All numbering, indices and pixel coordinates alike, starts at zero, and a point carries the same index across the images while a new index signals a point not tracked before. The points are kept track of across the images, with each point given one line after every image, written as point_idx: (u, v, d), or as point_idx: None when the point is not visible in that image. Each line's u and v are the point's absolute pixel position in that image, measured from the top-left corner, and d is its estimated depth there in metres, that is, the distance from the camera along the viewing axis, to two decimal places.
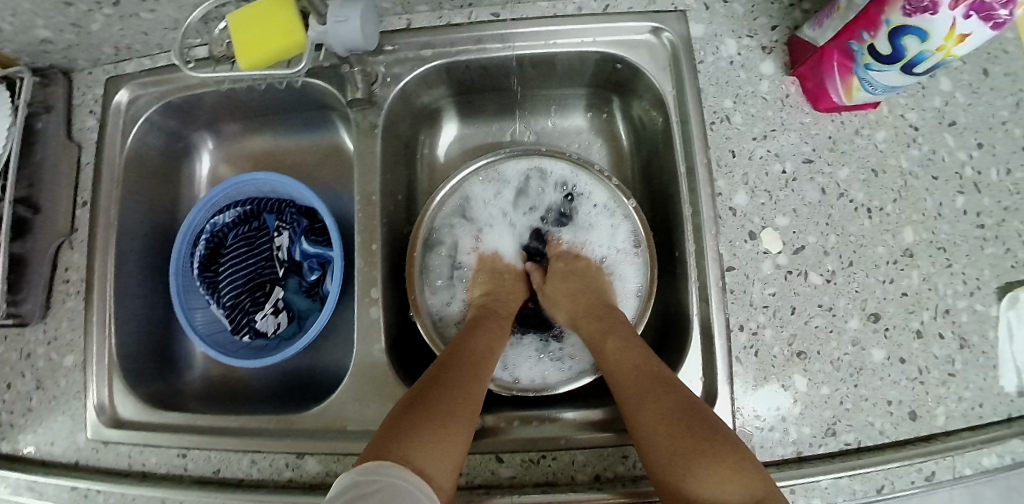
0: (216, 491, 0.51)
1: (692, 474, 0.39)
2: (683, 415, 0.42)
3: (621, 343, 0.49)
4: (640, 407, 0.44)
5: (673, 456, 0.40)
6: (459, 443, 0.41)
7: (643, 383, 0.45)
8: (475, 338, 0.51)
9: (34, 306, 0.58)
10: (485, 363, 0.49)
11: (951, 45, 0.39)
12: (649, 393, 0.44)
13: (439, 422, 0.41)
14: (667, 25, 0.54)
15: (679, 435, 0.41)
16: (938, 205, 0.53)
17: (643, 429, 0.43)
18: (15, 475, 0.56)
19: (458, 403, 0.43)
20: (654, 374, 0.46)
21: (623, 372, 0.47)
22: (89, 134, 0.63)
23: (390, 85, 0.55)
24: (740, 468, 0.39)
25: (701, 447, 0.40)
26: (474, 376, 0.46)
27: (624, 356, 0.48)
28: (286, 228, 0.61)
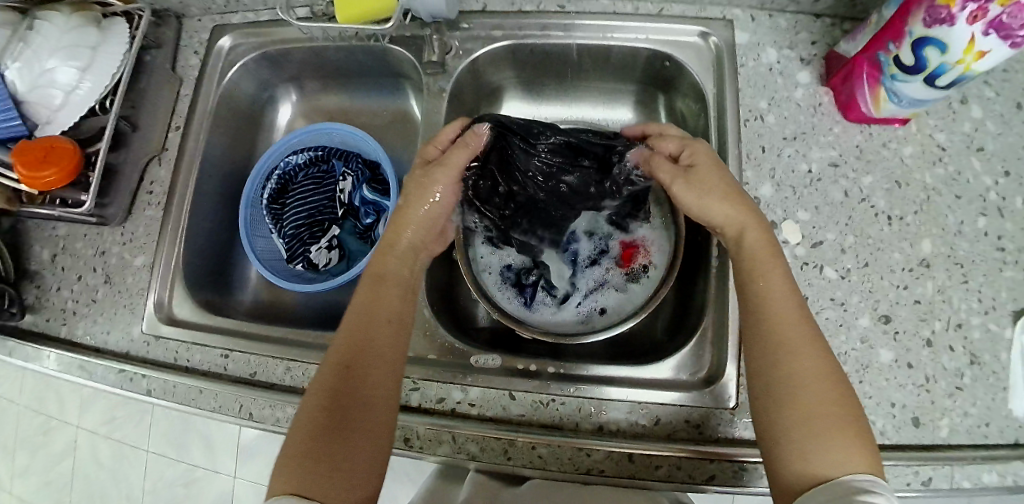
0: (249, 388, 0.56)
1: (818, 446, 0.38)
2: (834, 377, 0.41)
3: (785, 281, 0.46)
4: (806, 357, 0.41)
5: (802, 428, 0.39)
6: (375, 437, 0.43)
7: (799, 334, 0.42)
8: (380, 309, 0.49)
9: (117, 210, 0.65)
10: (384, 334, 0.48)
11: (970, 58, 0.42)
12: (807, 343, 0.42)
13: (350, 432, 0.42)
14: (715, 30, 0.59)
15: (835, 400, 0.40)
16: (958, 223, 0.55)
17: (790, 383, 0.41)
18: (74, 354, 0.62)
19: (359, 410, 0.43)
20: (812, 327, 0.43)
21: (779, 312, 0.44)
22: (191, 70, 0.71)
23: (460, 57, 0.62)
24: (865, 444, 0.38)
25: (849, 423, 0.39)
26: (376, 355, 0.46)
27: (783, 298, 0.44)
28: (350, 175, 0.68)
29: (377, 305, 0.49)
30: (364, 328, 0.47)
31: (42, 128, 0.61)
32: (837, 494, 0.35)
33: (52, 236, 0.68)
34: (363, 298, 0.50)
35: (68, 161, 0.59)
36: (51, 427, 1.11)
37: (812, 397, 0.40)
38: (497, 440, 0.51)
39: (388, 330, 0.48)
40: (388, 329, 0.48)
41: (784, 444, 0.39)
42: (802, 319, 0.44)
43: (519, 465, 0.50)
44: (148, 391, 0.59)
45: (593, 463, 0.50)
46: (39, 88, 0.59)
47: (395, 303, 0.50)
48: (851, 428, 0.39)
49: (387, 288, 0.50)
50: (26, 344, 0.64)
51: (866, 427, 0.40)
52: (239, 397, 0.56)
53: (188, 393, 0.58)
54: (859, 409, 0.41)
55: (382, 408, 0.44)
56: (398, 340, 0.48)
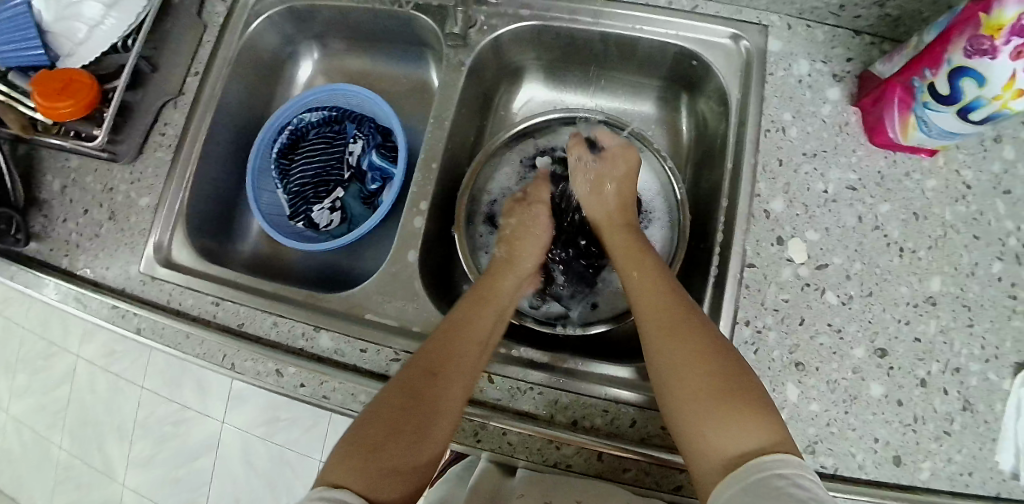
0: (234, 339, 0.57)
1: (706, 425, 0.41)
2: (713, 358, 0.43)
3: (660, 278, 0.51)
4: (660, 346, 0.46)
5: (704, 396, 0.42)
6: (428, 448, 0.43)
7: (661, 322, 0.47)
8: (472, 326, 0.50)
9: (129, 148, 0.66)
10: (468, 354, 0.48)
11: (1009, 96, 0.40)
12: (678, 322, 0.46)
13: (419, 439, 0.43)
14: (747, 34, 0.57)
15: (715, 383, 0.42)
16: (972, 265, 0.53)
17: (669, 375, 0.44)
18: (73, 285, 0.63)
19: (429, 424, 0.43)
20: (682, 307, 0.47)
21: (650, 310, 0.49)
22: (216, 17, 0.70)
23: (485, 33, 0.61)
24: (756, 418, 0.40)
25: (727, 393, 0.41)
26: (457, 373, 0.47)
27: (650, 281, 0.51)
28: (361, 138, 0.68)
29: (470, 323, 0.50)
30: (457, 342, 0.49)
31: (64, 59, 0.62)
32: (749, 481, 0.36)
33: (64, 167, 0.69)
34: (464, 313, 0.51)
35: (84, 95, 0.59)
36: (53, 353, 1.14)
37: (689, 385, 0.43)
38: (469, 421, 0.51)
39: (476, 351, 0.49)
40: (478, 351, 0.49)
41: (683, 425, 0.42)
42: (664, 306, 0.48)
43: (488, 448, 0.51)
44: (138, 330, 0.60)
45: (562, 457, 0.50)
46: (64, 20, 0.61)
47: (488, 325, 0.51)
48: (730, 399, 0.41)
49: (480, 311, 0.52)
50: (29, 270, 0.65)
51: (768, 402, 0.41)
52: (224, 347, 0.57)
53: (176, 336, 0.59)
54: (747, 379, 0.42)
55: (445, 424, 0.44)
56: (477, 364, 0.48)
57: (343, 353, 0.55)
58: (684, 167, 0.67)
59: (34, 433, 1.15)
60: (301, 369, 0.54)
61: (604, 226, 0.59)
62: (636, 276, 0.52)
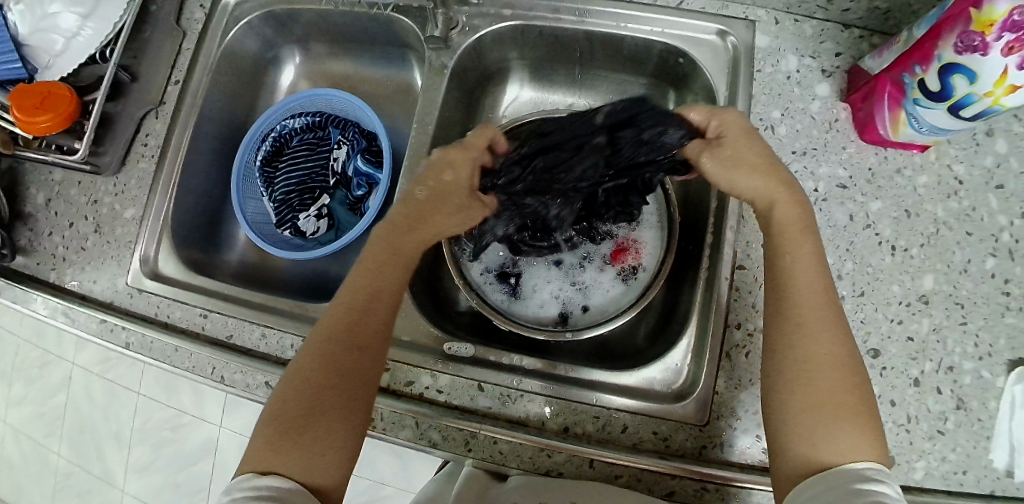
0: (223, 352, 0.57)
1: (828, 426, 0.38)
2: (847, 369, 0.40)
3: (816, 257, 0.43)
4: (806, 344, 0.40)
5: (824, 407, 0.38)
6: (352, 423, 0.42)
7: (824, 323, 0.41)
8: (372, 283, 0.46)
9: (111, 160, 0.65)
10: (372, 315, 0.45)
11: (1000, 92, 0.39)
12: (828, 328, 0.41)
13: (344, 404, 0.42)
14: (734, 30, 0.56)
15: (842, 389, 0.39)
16: (965, 261, 0.52)
17: (801, 371, 0.40)
18: (60, 300, 0.63)
19: (352, 385, 0.42)
20: (836, 312, 0.41)
21: (805, 293, 0.42)
22: (195, 24, 0.68)
23: (467, 33, 0.60)
24: (863, 431, 0.38)
25: (857, 409, 0.38)
26: (366, 339, 0.44)
27: (809, 270, 0.42)
28: (345, 144, 0.68)
29: (380, 267, 0.46)
30: (369, 293, 0.45)
31: (42, 72, 0.61)
32: (843, 483, 0.35)
33: (48, 180, 0.68)
34: (375, 254, 0.47)
35: (64, 107, 0.59)
36: (49, 361, 1.14)
37: (813, 392, 0.39)
38: (459, 431, 0.51)
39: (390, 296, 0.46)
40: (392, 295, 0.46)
41: (800, 420, 0.39)
42: (826, 309, 0.41)
43: (479, 458, 0.50)
44: (127, 344, 0.60)
45: (553, 464, 0.50)
46: (40, 31, 0.60)
47: (404, 265, 0.47)
48: (853, 409, 0.38)
49: (397, 247, 0.47)
50: (16, 286, 0.65)
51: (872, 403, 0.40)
52: (213, 360, 0.56)
53: (165, 350, 0.58)
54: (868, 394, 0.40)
55: (364, 396, 0.43)
56: (384, 324, 0.46)
57: None
58: None
59: (32, 441, 1.15)
60: None
61: (760, 204, 0.45)
62: (804, 254, 0.43)
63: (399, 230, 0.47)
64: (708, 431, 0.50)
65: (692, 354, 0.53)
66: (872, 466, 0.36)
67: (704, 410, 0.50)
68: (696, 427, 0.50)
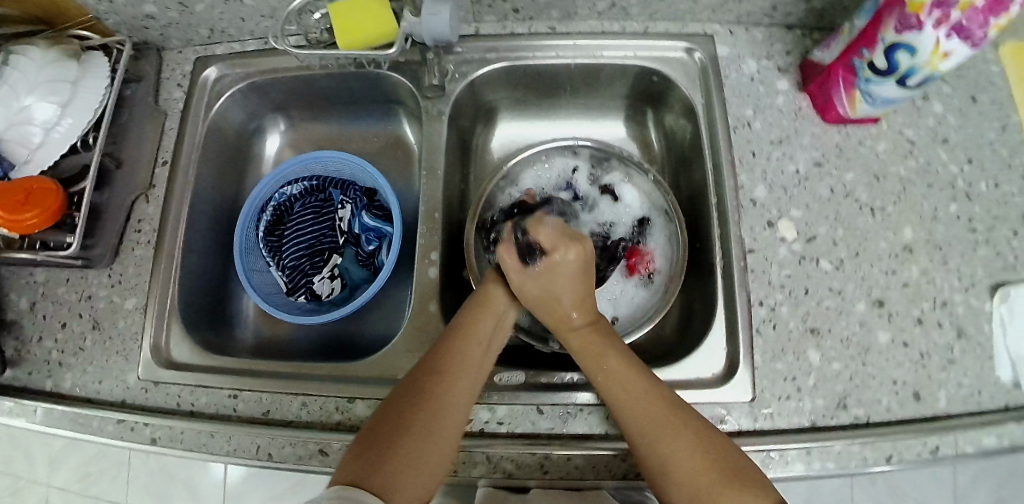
0: (265, 427, 0.54)
1: (723, 500, 0.39)
2: (704, 449, 0.42)
3: (622, 355, 0.49)
4: (646, 429, 0.44)
5: (689, 485, 0.41)
6: (437, 449, 0.43)
7: (644, 405, 0.45)
8: (475, 331, 0.51)
9: (103, 252, 0.62)
10: (474, 358, 0.49)
11: (937, 59, 0.47)
12: (650, 414, 0.45)
13: (428, 431, 0.43)
14: (698, 46, 0.63)
15: (703, 464, 0.41)
16: (933, 209, 0.60)
17: (655, 461, 0.43)
18: (64, 408, 0.58)
19: (440, 416, 0.44)
20: (666, 399, 0.46)
21: (620, 395, 0.46)
22: (175, 103, 0.68)
23: (458, 80, 0.63)
24: (756, 500, 0.39)
25: (727, 478, 0.40)
26: (451, 376, 0.47)
27: (616, 367, 0.48)
28: (349, 203, 0.68)
29: (473, 326, 0.51)
30: (461, 343, 0.49)
31: (21, 167, 0.58)
32: None
33: (29, 282, 0.64)
34: (468, 314, 0.52)
35: (50, 201, 0.56)
36: (17, 491, 1.00)
37: (690, 466, 0.41)
38: (531, 456, 0.51)
39: (478, 353, 0.49)
40: (480, 351, 0.50)
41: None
42: (638, 391, 0.46)
43: (556, 478, 0.50)
44: (153, 439, 0.56)
45: (629, 467, 0.50)
46: (16, 127, 0.56)
47: (490, 327, 0.52)
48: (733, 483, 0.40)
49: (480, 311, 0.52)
50: (7, 400, 0.59)
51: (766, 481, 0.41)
52: (255, 438, 0.54)
53: (198, 437, 0.55)
54: (727, 461, 0.42)
55: (449, 435, 0.44)
56: (478, 375, 0.49)
57: None
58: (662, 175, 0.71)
59: None
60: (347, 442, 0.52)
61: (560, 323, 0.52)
62: (608, 362, 0.49)
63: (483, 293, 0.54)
64: (757, 404, 0.53)
65: (725, 339, 0.57)
66: None
67: (749, 386, 0.54)
68: (745, 405, 0.53)
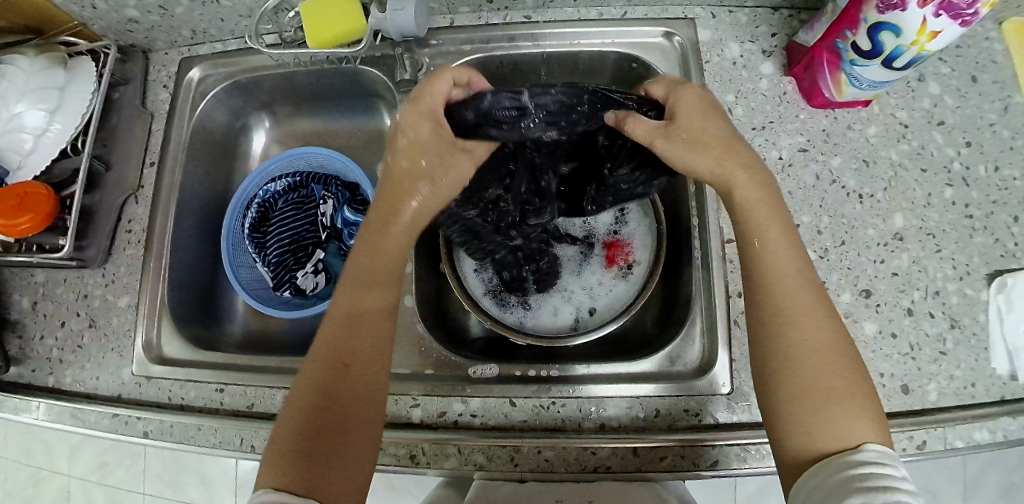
0: (248, 421, 0.56)
1: (824, 408, 0.40)
2: (832, 351, 0.41)
3: (783, 237, 0.45)
4: (807, 323, 0.42)
5: (816, 396, 0.40)
6: (364, 427, 0.43)
7: (793, 299, 0.43)
8: (364, 300, 0.47)
9: (96, 251, 0.64)
10: (371, 329, 0.46)
11: (923, 40, 0.45)
12: (807, 307, 0.43)
13: (342, 415, 0.43)
14: (678, 30, 0.61)
15: (835, 371, 0.41)
16: (927, 195, 0.57)
17: (791, 353, 0.42)
18: (65, 403, 0.61)
19: (355, 397, 0.44)
20: (816, 294, 0.44)
21: (789, 288, 0.43)
22: (161, 104, 0.69)
23: (433, 73, 0.63)
24: (857, 410, 0.40)
25: (845, 388, 0.40)
26: (354, 357, 0.45)
27: (783, 253, 0.45)
28: (331, 198, 0.68)
29: (366, 294, 0.47)
30: (358, 317, 0.46)
31: (14, 173, 0.60)
32: (835, 480, 0.37)
33: (31, 282, 0.67)
34: (355, 279, 0.48)
35: (43, 207, 0.58)
36: (42, 478, 1.06)
37: (822, 368, 0.41)
38: (502, 448, 0.51)
39: (381, 321, 0.47)
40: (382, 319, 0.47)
41: (787, 411, 0.41)
42: (798, 284, 0.44)
43: (526, 470, 0.51)
44: (145, 433, 0.58)
45: (599, 460, 0.51)
46: (11, 134, 0.59)
47: (388, 287, 0.48)
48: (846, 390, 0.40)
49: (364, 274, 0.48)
50: (13, 397, 0.63)
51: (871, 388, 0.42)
52: (239, 430, 0.55)
53: (186, 431, 0.57)
54: (864, 374, 0.42)
55: (372, 413, 0.44)
56: (381, 343, 0.46)
57: None
58: None
59: None
60: None
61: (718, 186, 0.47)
62: (772, 236, 0.45)
63: (377, 233, 0.48)
64: (735, 398, 0.52)
65: (704, 332, 0.56)
66: (872, 446, 0.38)
67: (727, 378, 0.52)
68: (722, 397, 0.52)
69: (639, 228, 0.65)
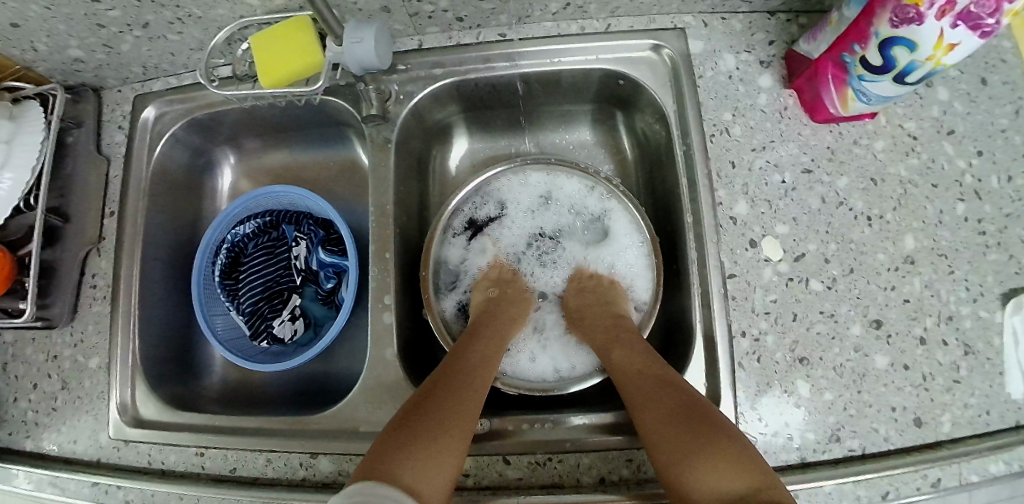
0: (231, 488, 0.53)
1: (695, 466, 0.40)
2: (686, 413, 0.43)
3: (627, 349, 0.51)
4: (648, 408, 0.45)
5: (678, 459, 0.41)
6: (452, 444, 0.43)
7: (648, 386, 0.46)
8: (471, 351, 0.52)
9: (62, 310, 0.61)
10: (473, 367, 0.50)
11: (940, 53, 0.40)
12: (654, 390, 0.46)
13: (432, 430, 0.43)
14: (667, 42, 0.56)
15: (693, 429, 0.42)
16: (939, 213, 0.53)
17: (654, 430, 0.43)
18: (43, 471, 0.59)
19: (449, 416, 0.45)
20: (658, 375, 0.47)
21: (635, 376, 0.48)
22: (118, 147, 0.65)
23: (403, 102, 0.58)
24: (732, 461, 0.40)
25: (700, 444, 0.41)
26: (462, 389, 0.47)
27: (624, 356, 0.50)
28: (304, 239, 0.63)
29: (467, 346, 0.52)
30: (456, 360, 0.51)
31: None
32: None
33: None
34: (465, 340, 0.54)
35: (2, 271, 0.55)
36: None
37: (666, 438, 0.42)
38: None
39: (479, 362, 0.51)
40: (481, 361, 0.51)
41: (671, 474, 0.41)
42: (642, 372, 0.48)
43: None
44: (126, 501, 0.56)
45: None
46: None
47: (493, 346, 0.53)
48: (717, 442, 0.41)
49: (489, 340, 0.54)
50: None
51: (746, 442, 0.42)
52: (223, 499, 0.53)
53: (169, 498, 0.55)
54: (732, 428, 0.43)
55: (461, 430, 0.44)
56: (478, 381, 0.49)
57: (347, 474, 0.52)
58: (638, 184, 0.65)
59: None
60: (311, 502, 0.51)
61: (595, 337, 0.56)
62: (617, 354, 0.51)
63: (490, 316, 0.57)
64: None
65: (704, 374, 0.52)
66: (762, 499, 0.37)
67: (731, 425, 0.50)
68: None
69: (635, 263, 0.62)
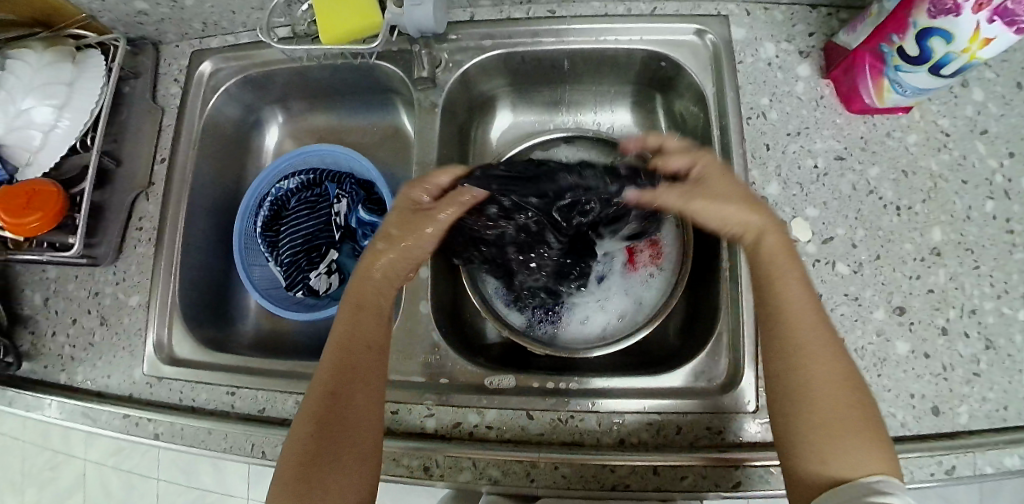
0: (259, 426, 0.55)
1: (829, 447, 0.38)
2: (848, 388, 0.40)
3: (802, 283, 0.44)
4: (808, 368, 0.41)
5: (824, 422, 0.39)
6: (359, 449, 0.44)
7: (825, 340, 0.42)
8: (364, 323, 0.48)
9: (107, 249, 0.63)
10: (371, 353, 0.47)
11: (975, 47, 0.42)
12: (830, 345, 0.42)
13: (335, 439, 0.43)
14: (710, 27, 0.58)
15: (845, 413, 0.39)
16: (967, 208, 0.54)
17: (797, 384, 0.41)
18: (76, 401, 0.61)
19: (349, 420, 0.44)
20: (826, 331, 0.42)
21: (796, 313, 0.43)
22: (173, 99, 0.68)
23: (451, 70, 0.60)
24: (878, 447, 0.38)
25: (852, 414, 0.39)
26: (360, 381, 0.46)
27: (797, 297, 0.43)
28: (345, 197, 0.65)
29: (356, 321, 0.49)
30: (341, 345, 0.47)
31: (23, 170, 0.59)
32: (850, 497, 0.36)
33: (42, 279, 0.66)
34: (346, 318, 0.49)
35: (52, 203, 0.57)
36: (59, 462, 1.02)
37: (829, 404, 0.40)
38: (519, 463, 0.50)
39: (365, 353, 0.47)
40: (366, 352, 0.47)
41: (804, 440, 0.39)
42: (811, 319, 0.43)
43: (543, 486, 0.50)
44: (156, 434, 0.58)
45: (619, 479, 0.49)
46: (19, 130, 0.58)
47: (380, 323, 0.49)
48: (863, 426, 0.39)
49: (382, 304, 0.50)
50: (26, 393, 0.62)
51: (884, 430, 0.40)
52: (251, 436, 0.55)
53: (197, 434, 0.56)
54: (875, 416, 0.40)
55: (366, 436, 0.44)
56: (379, 358, 0.48)
57: None
58: None
59: None
60: None
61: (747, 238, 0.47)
62: (786, 290, 0.44)
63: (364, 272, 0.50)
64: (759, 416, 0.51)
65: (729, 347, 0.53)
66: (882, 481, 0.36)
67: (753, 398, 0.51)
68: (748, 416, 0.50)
69: (670, 235, 0.62)
